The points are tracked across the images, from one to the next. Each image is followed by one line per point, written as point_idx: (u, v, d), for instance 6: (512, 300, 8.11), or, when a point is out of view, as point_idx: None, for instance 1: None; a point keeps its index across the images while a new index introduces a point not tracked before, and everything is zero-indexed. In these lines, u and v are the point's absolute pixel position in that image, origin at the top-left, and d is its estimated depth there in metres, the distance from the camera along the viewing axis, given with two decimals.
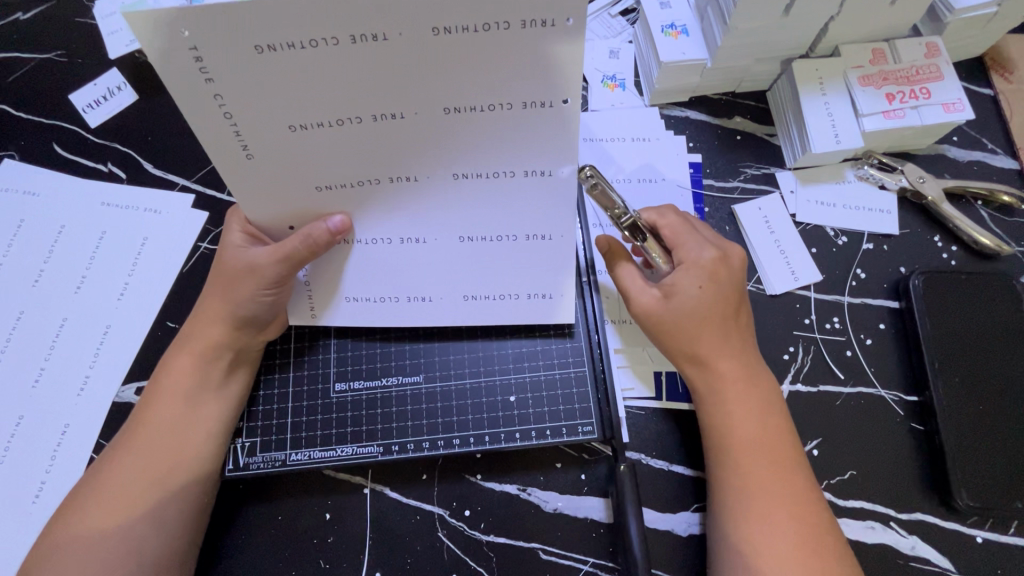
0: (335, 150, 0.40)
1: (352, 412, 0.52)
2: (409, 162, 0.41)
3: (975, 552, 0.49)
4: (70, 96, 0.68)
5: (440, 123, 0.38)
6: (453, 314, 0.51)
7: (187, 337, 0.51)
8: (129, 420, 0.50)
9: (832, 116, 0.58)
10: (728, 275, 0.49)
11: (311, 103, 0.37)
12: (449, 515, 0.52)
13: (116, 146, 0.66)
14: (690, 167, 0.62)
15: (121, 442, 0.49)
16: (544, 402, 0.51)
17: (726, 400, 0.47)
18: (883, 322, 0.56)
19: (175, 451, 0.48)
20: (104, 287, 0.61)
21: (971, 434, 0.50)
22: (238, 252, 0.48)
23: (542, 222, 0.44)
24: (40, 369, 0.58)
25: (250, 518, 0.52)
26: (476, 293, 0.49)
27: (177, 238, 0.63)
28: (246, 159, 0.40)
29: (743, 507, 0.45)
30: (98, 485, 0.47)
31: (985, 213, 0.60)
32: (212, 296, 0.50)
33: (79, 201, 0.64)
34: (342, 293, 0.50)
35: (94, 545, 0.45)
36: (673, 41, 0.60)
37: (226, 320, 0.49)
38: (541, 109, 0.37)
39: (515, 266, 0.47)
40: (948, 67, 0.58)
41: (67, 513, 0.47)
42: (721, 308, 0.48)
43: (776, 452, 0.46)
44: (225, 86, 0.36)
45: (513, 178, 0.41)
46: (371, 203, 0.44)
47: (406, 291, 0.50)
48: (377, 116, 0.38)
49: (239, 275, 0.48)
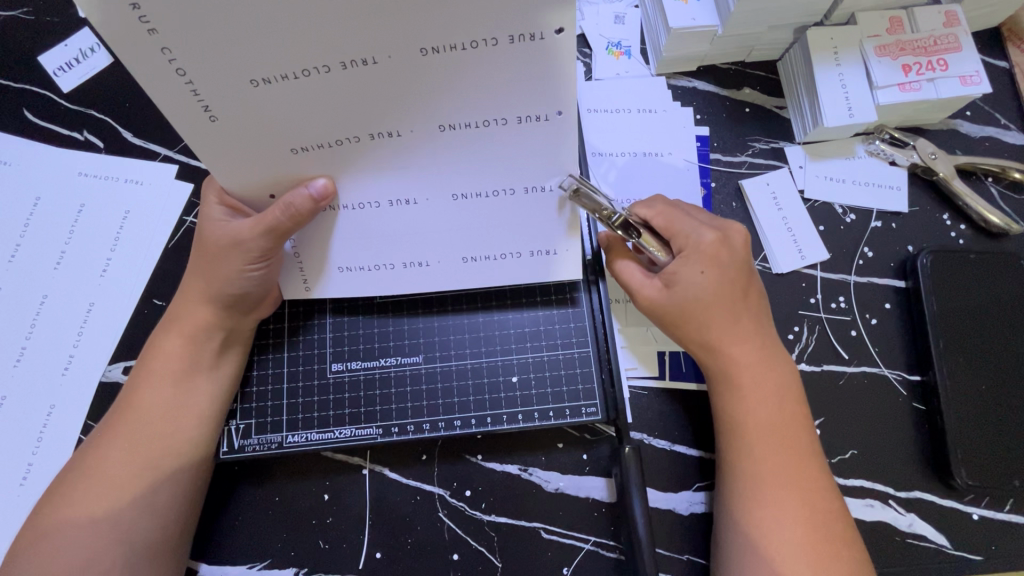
0: (306, 104, 0.37)
1: (349, 393, 0.51)
2: (390, 114, 0.38)
3: (971, 528, 0.50)
4: (39, 58, 0.64)
5: (416, 66, 0.35)
6: (453, 276, 0.49)
7: (175, 318, 0.49)
8: (115, 407, 0.48)
9: (845, 87, 0.55)
10: (730, 256, 0.47)
11: (268, 50, 0.34)
12: (449, 495, 0.51)
13: (91, 113, 0.62)
14: (697, 141, 0.60)
15: (108, 425, 0.47)
16: (547, 382, 0.50)
17: (738, 385, 0.46)
18: (889, 302, 0.55)
19: (165, 439, 0.46)
20: (85, 263, 0.58)
21: (972, 415, 0.50)
22: (219, 226, 0.46)
23: (544, 173, 0.41)
24: (21, 349, 0.56)
25: (245, 500, 0.51)
26: (476, 255, 0.47)
27: (162, 211, 0.60)
28: (209, 122, 0.38)
29: (753, 488, 0.44)
30: (86, 469, 0.45)
31: (995, 190, 0.59)
32: (199, 273, 0.48)
33: (55, 171, 0.61)
34: (332, 262, 0.48)
35: (82, 533, 0.44)
36: (683, 5, 0.57)
37: (218, 301, 0.47)
38: (529, 43, 0.34)
39: (515, 226, 0.45)
40: (967, 37, 0.56)
41: (54, 498, 0.45)
42: (728, 291, 0.47)
43: (790, 439, 0.45)
44: (170, 36, 0.33)
45: (507, 127, 0.38)
46: (355, 164, 0.41)
47: (403, 258, 0.48)
48: (347, 64, 0.35)
49: (222, 250, 0.46)
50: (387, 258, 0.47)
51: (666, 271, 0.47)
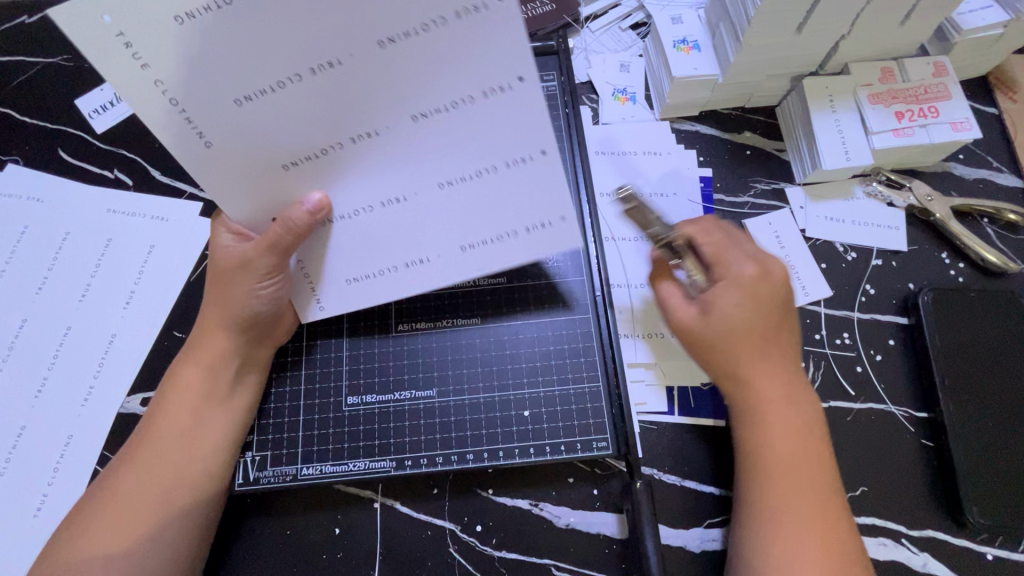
0: (289, 116, 0.39)
1: (363, 426, 0.51)
2: (363, 114, 0.40)
3: (987, 569, 0.49)
4: (77, 102, 0.69)
5: (378, 59, 0.37)
6: (453, 268, 0.48)
7: (194, 348, 0.50)
8: (132, 436, 0.49)
9: (842, 133, 0.58)
10: (768, 291, 0.48)
11: (248, 67, 0.37)
12: (460, 530, 0.51)
13: (123, 152, 0.67)
14: (701, 182, 0.62)
15: (126, 455, 0.48)
16: (559, 417, 0.51)
17: (764, 420, 0.47)
18: (893, 339, 0.57)
19: (183, 468, 0.47)
20: (110, 296, 0.60)
21: (979, 450, 0.51)
22: (228, 251, 0.48)
23: (517, 145, 0.41)
24: (43, 379, 0.57)
25: (257, 534, 0.51)
26: (474, 242, 0.47)
27: (186, 246, 0.62)
28: (205, 147, 0.41)
29: (771, 526, 0.44)
30: (101, 499, 0.46)
31: (991, 230, 0.60)
32: (216, 299, 0.49)
33: (85, 208, 0.64)
34: (340, 273, 0.49)
35: (92, 566, 0.44)
36: (685, 56, 0.60)
37: (238, 330, 0.49)
38: (473, 15, 0.35)
39: (505, 210, 0.45)
40: (956, 86, 0.59)
41: (68, 530, 0.46)
42: (760, 324, 0.48)
43: (813, 477, 0.46)
44: (160, 69, 0.37)
45: (473, 103, 0.39)
46: (341, 170, 0.43)
47: (404, 258, 0.48)
48: (314, 69, 0.37)
49: (231, 274, 0.48)
50: (390, 260, 0.48)
51: (704, 298, 0.49)
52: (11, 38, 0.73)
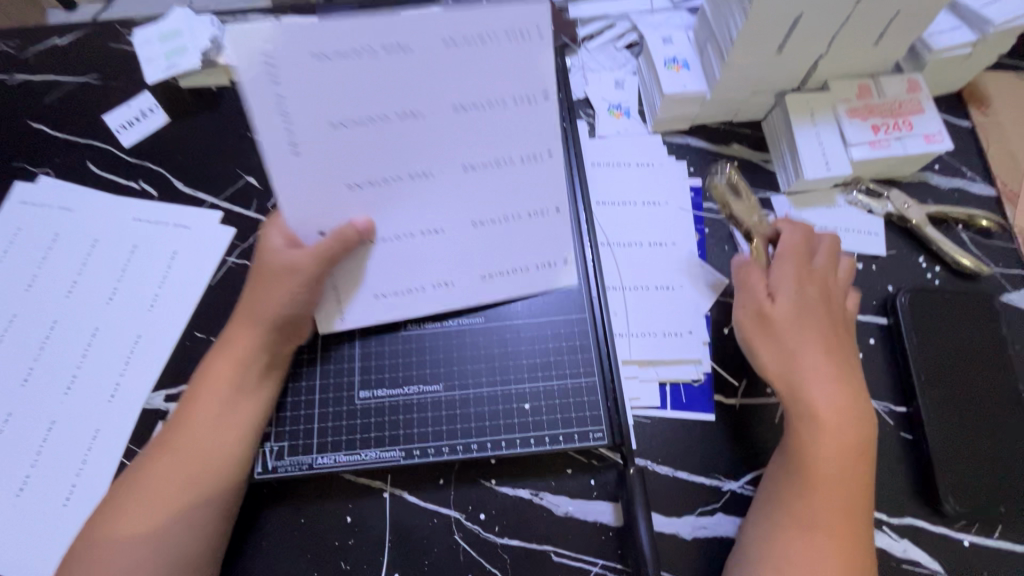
0: (364, 148, 0.43)
1: (375, 418, 0.55)
2: (424, 159, 0.44)
3: (963, 554, 0.52)
4: (105, 118, 0.74)
5: (451, 120, 0.43)
6: (473, 292, 0.54)
7: (225, 342, 0.53)
8: (164, 426, 0.53)
9: (822, 145, 0.62)
10: (827, 299, 0.54)
11: (356, 99, 0.41)
12: (465, 518, 0.54)
13: (149, 165, 0.71)
14: (691, 191, 0.66)
15: (159, 443, 0.51)
16: (557, 410, 0.54)
17: (811, 416, 0.50)
18: (873, 338, 0.60)
19: (205, 461, 0.50)
20: (135, 298, 0.64)
21: (955, 441, 0.54)
22: (278, 253, 0.51)
23: (535, 195, 0.48)
24: (72, 376, 0.61)
25: (272, 521, 0.54)
26: (492, 272, 0.53)
27: (207, 252, 0.66)
28: (291, 155, 0.43)
29: (796, 518, 0.48)
30: (135, 485, 0.49)
31: (965, 236, 0.64)
32: (250, 298, 0.53)
33: (112, 217, 0.68)
34: (367, 287, 0.52)
35: (126, 546, 0.47)
36: (675, 74, 0.65)
37: (262, 331, 0.52)
38: (535, 103, 0.42)
39: (522, 247, 0.51)
40: (928, 102, 0.63)
41: (102, 513, 0.49)
42: (822, 324, 0.53)
43: (846, 474, 0.48)
44: (289, 87, 0.39)
45: (513, 165, 0.46)
46: (390, 203, 0.47)
47: (431, 280, 0.53)
48: (400, 114, 0.42)
49: (277, 276, 0.51)
50: (418, 280, 0.52)
51: (773, 291, 0.54)
52: (44, 59, 0.78)
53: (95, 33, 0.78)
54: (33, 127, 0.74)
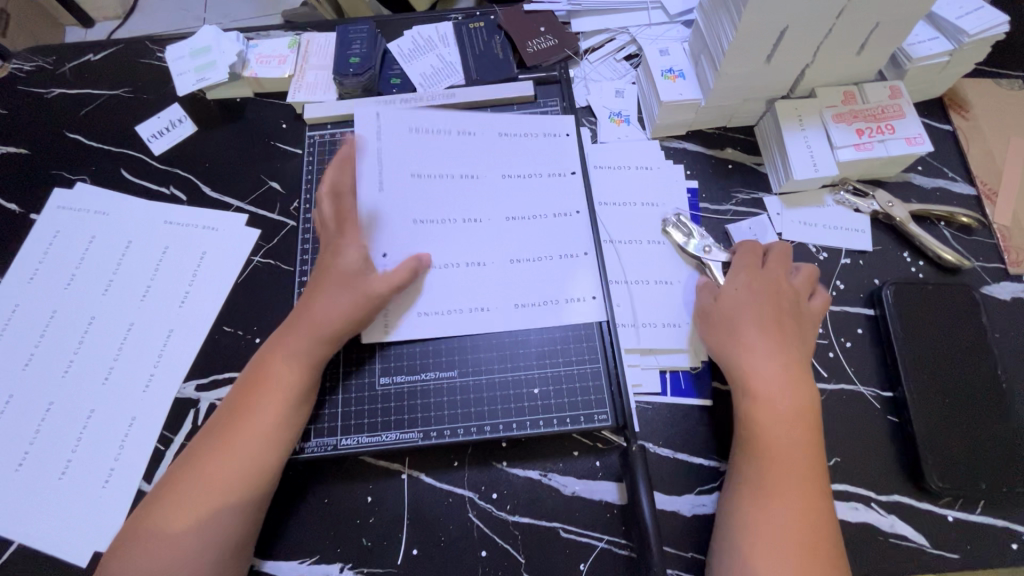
0: None
1: (394, 402, 0.59)
2: None
3: (947, 529, 0.55)
4: (137, 128, 0.79)
5: None
6: (507, 320, 0.61)
7: (283, 344, 0.57)
8: (215, 425, 0.55)
9: (810, 148, 0.66)
10: (771, 286, 0.59)
11: None
12: (478, 497, 0.58)
13: (178, 172, 0.76)
14: (688, 192, 0.70)
15: (213, 442, 0.54)
16: (565, 393, 0.59)
17: (752, 391, 0.54)
18: (861, 327, 0.64)
19: (255, 456, 0.53)
20: (167, 295, 0.68)
21: (939, 423, 0.57)
22: (356, 265, 0.60)
23: None
24: (110, 368, 0.65)
25: (298, 500, 0.58)
26: (524, 301, 0.62)
27: (235, 252, 0.71)
28: None
29: (751, 485, 0.51)
30: (189, 479, 0.52)
31: (948, 232, 0.68)
32: (312, 308, 0.58)
33: (145, 220, 0.73)
34: (414, 306, 0.62)
35: (181, 535, 0.50)
36: (671, 83, 0.69)
37: (323, 341, 0.57)
38: None
39: (545, 280, 0.63)
40: (909, 107, 0.67)
41: (156, 507, 0.51)
42: (766, 309, 0.57)
43: (794, 444, 0.52)
44: None
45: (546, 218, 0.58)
46: None
47: (468, 304, 0.62)
48: None
49: (354, 284, 0.59)
50: (456, 304, 0.62)
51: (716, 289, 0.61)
52: (79, 73, 0.83)
53: (127, 50, 0.84)
54: (69, 137, 0.79)
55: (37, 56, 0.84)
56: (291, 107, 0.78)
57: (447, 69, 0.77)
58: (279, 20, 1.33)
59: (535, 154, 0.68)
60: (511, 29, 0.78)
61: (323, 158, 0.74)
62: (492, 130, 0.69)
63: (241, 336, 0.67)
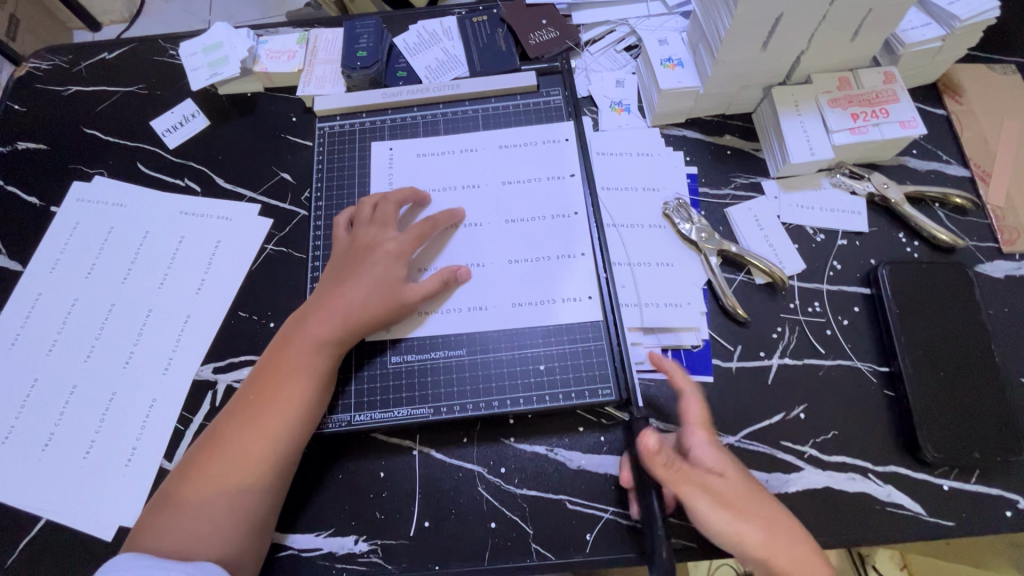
0: None
1: (405, 379, 0.62)
2: None
3: (942, 497, 0.57)
4: (151, 123, 0.81)
5: None
6: (504, 316, 0.64)
7: (308, 331, 0.59)
8: (241, 405, 0.57)
9: (806, 132, 0.68)
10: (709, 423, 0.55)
11: None
12: (487, 472, 0.60)
13: (192, 164, 0.78)
14: (688, 178, 0.72)
15: (240, 421, 0.56)
16: (569, 369, 0.62)
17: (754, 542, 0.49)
18: (857, 306, 0.65)
19: (282, 437, 0.55)
20: (184, 283, 0.71)
21: (934, 397, 0.59)
22: (393, 260, 0.63)
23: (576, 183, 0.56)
24: (130, 353, 0.67)
25: (313, 476, 0.60)
26: (522, 300, 0.64)
27: (248, 240, 0.73)
28: None
29: None
30: (217, 457, 0.54)
31: (942, 213, 0.69)
32: (349, 299, 0.60)
33: (161, 211, 0.75)
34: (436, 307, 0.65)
35: (212, 510, 0.52)
36: (671, 72, 0.71)
37: (358, 333, 0.60)
38: None
39: (546, 277, 0.65)
40: (903, 92, 0.69)
41: (185, 484, 0.54)
42: (724, 461, 0.53)
43: None
44: None
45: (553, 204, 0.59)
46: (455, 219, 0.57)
47: (467, 304, 0.64)
48: None
49: (391, 278, 0.62)
50: (455, 303, 0.65)
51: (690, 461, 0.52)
52: (94, 71, 0.85)
53: (140, 48, 0.86)
54: (86, 133, 0.81)
55: (53, 55, 0.87)
56: (301, 100, 0.80)
57: (451, 62, 0.79)
58: (283, 19, 1.35)
59: (534, 160, 0.72)
60: (514, 22, 0.80)
61: (332, 149, 0.76)
62: (494, 143, 0.73)
63: (256, 321, 0.69)
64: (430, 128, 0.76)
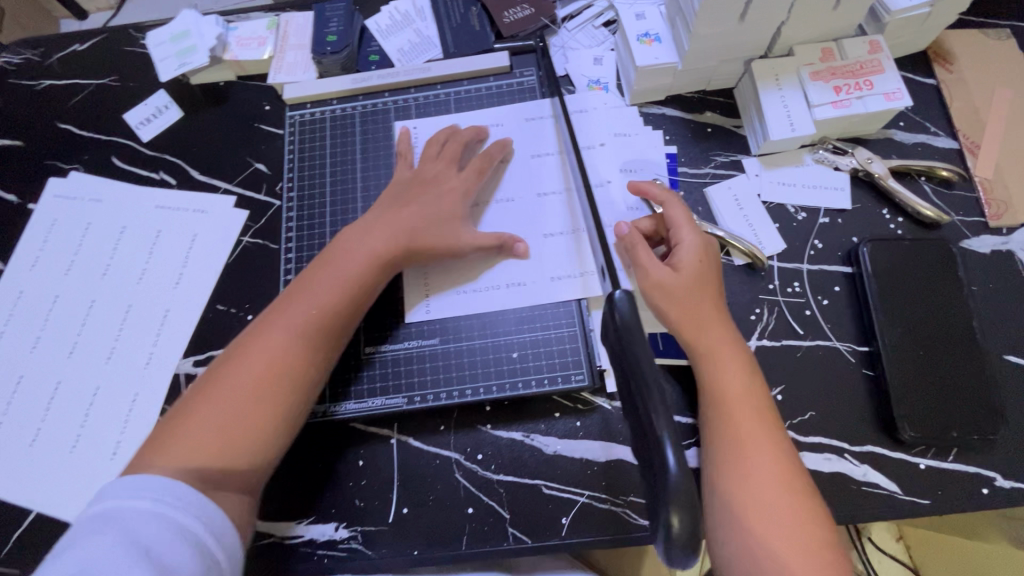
0: None
1: (381, 369, 0.63)
2: None
3: (919, 475, 0.57)
4: (125, 115, 0.80)
5: None
6: (479, 306, 0.64)
7: (359, 250, 0.60)
8: (258, 321, 0.56)
9: (786, 107, 0.66)
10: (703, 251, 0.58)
11: None
12: (464, 459, 0.60)
13: (167, 157, 0.77)
14: (667, 158, 0.71)
15: (258, 335, 0.54)
16: (542, 356, 0.62)
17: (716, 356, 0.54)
18: (838, 285, 0.64)
19: (305, 354, 0.54)
20: (163, 277, 0.71)
21: (912, 376, 0.58)
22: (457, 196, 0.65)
23: None
24: (112, 347, 0.68)
25: (292, 466, 0.61)
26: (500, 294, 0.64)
27: (225, 233, 0.73)
28: None
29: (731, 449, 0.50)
30: (231, 370, 0.52)
31: (928, 187, 0.68)
32: (406, 224, 0.61)
33: (137, 205, 0.75)
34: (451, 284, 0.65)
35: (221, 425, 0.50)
36: (647, 47, 0.69)
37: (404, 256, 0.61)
38: None
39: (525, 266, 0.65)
40: (889, 61, 0.66)
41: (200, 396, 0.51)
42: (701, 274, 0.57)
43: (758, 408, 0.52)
44: None
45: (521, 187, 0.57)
46: None
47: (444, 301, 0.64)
48: None
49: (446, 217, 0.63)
50: (496, 278, 0.65)
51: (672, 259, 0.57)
52: (66, 64, 0.84)
53: (111, 38, 0.85)
54: (60, 128, 0.81)
55: (25, 49, 0.85)
56: (273, 88, 0.79)
57: (425, 44, 0.78)
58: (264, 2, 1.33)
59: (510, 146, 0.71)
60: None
61: (305, 138, 0.75)
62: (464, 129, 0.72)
63: (234, 314, 0.69)
64: (402, 114, 0.74)
